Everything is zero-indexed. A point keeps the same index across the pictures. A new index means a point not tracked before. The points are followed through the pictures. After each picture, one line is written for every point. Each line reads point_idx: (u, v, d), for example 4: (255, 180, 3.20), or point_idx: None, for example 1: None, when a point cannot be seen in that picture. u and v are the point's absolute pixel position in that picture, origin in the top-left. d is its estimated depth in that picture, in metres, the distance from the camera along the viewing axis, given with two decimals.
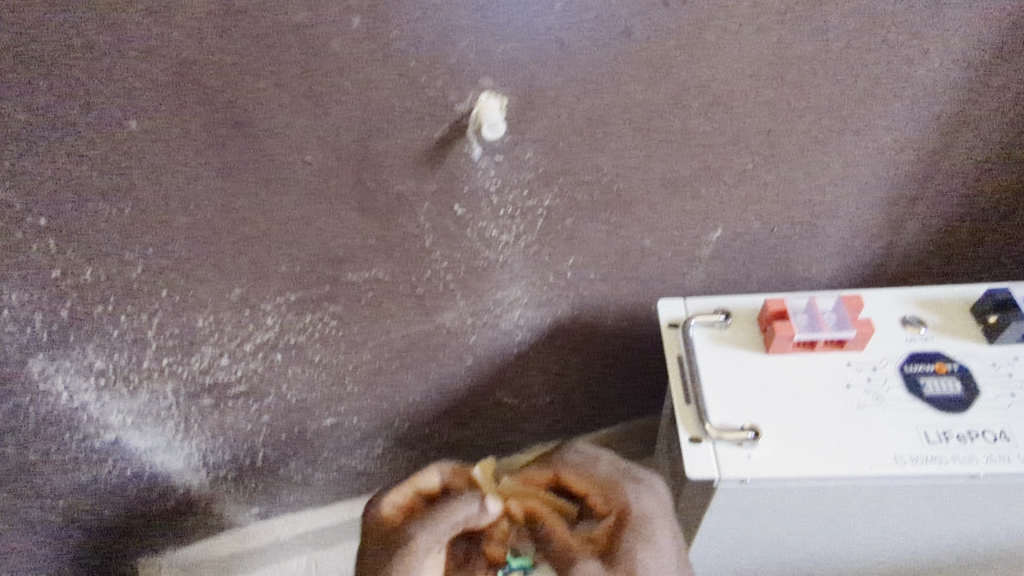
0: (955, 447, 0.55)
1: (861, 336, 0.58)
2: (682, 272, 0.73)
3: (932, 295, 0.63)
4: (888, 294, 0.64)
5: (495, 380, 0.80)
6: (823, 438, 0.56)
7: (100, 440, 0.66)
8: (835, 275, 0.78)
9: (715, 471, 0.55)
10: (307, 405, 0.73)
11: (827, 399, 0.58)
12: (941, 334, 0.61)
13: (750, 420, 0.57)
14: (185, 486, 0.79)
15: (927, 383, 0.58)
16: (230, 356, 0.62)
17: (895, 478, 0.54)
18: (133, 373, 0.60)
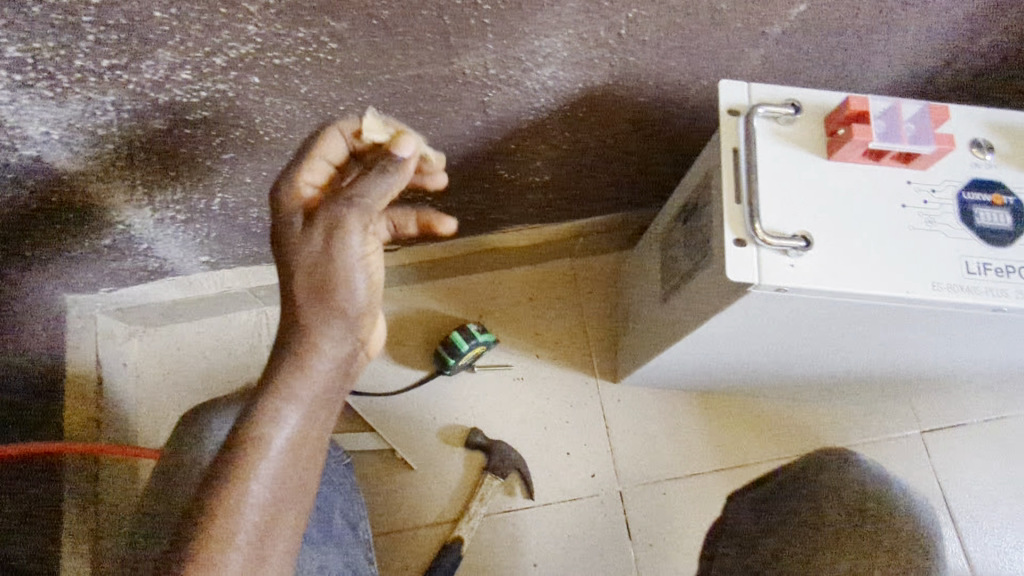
0: (994, 280, 0.50)
1: (937, 152, 0.50)
2: (743, 52, 0.62)
3: (1007, 120, 0.55)
4: (962, 111, 0.55)
5: (495, 147, 0.70)
6: (864, 256, 0.50)
7: (17, 155, 0.52)
8: (891, 84, 0.69)
9: (755, 276, 0.49)
10: (280, 147, 0.61)
11: (877, 217, 0.51)
12: (1006, 164, 0.54)
13: (801, 227, 0.50)
14: (124, 223, 0.67)
15: (980, 213, 0.52)
16: (194, 69, 0.48)
17: (924, 304, 0.50)
18: (61, 74, 0.45)
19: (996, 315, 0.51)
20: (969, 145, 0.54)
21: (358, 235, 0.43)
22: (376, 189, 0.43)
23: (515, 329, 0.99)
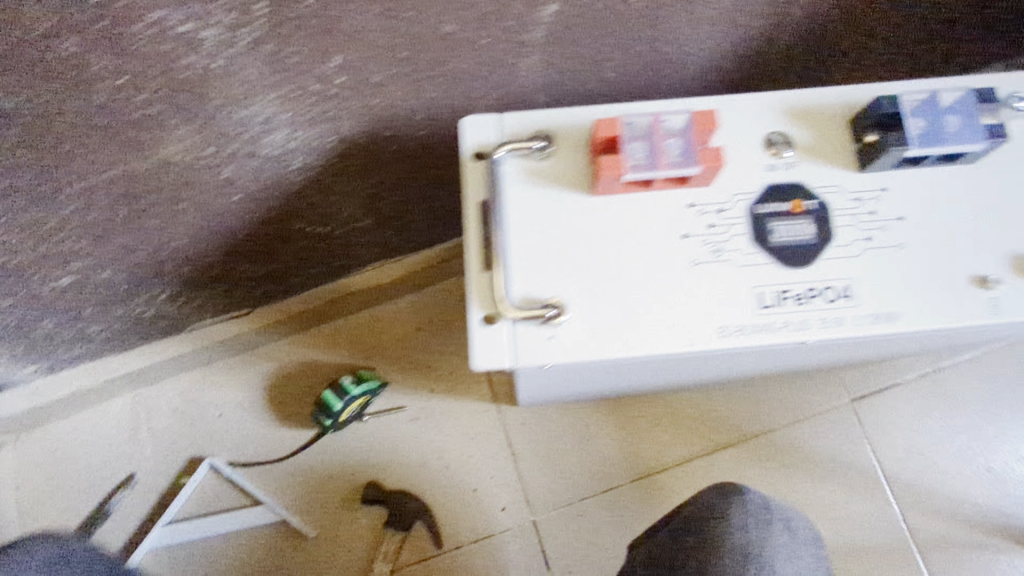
0: (792, 311, 0.43)
1: (704, 172, 0.42)
2: (512, 63, 0.52)
3: (808, 99, 0.46)
4: (753, 99, 0.47)
5: (284, 211, 0.62)
6: (638, 310, 0.43)
7: None
8: (717, 56, 0.60)
9: (511, 358, 0.43)
10: (15, 269, 0.54)
11: (652, 257, 0.44)
12: (809, 157, 0.45)
13: (557, 292, 0.43)
14: None
15: (777, 228, 0.44)
16: None
17: (713, 352, 0.43)
18: None
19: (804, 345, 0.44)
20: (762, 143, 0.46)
21: None
22: None
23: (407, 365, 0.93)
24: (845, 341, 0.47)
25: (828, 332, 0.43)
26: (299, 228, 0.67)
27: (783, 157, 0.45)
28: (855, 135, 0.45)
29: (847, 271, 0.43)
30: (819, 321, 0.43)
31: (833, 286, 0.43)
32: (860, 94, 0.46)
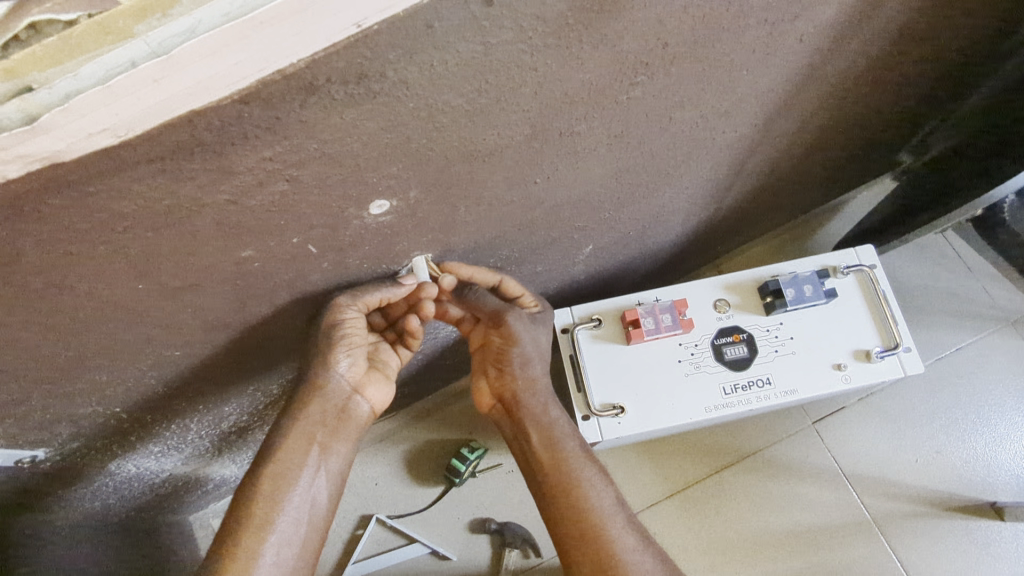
0: (685, 368, 0.92)
1: (596, 362, 0.93)
2: (337, 360, 0.76)
3: (603, 307, 0.96)
4: (573, 310, 0.96)
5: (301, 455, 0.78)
6: (652, 405, 0.91)
7: (218, 485, 1.17)
8: (530, 267, 0.95)
9: (601, 436, 0.91)
10: (197, 454, 0.98)
11: (635, 390, 0.92)
12: (611, 323, 0.95)
13: (614, 401, 0.92)
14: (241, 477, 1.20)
15: (636, 350, 0.93)
16: (161, 453, 0.90)
17: (685, 410, 0.91)
18: (118, 499, 0.98)
19: (699, 372, 0.92)
20: (578, 323, 0.95)
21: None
22: (39, 431, 0.66)
23: (476, 495, 1.39)
24: (726, 369, 0.92)
25: (698, 371, 0.92)
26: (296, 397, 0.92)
27: (597, 324, 0.95)
28: (619, 322, 0.95)
29: (675, 345, 0.93)
30: (693, 368, 0.92)
31: (682, 354, 0.93)
32: (617, 300, 0.96)
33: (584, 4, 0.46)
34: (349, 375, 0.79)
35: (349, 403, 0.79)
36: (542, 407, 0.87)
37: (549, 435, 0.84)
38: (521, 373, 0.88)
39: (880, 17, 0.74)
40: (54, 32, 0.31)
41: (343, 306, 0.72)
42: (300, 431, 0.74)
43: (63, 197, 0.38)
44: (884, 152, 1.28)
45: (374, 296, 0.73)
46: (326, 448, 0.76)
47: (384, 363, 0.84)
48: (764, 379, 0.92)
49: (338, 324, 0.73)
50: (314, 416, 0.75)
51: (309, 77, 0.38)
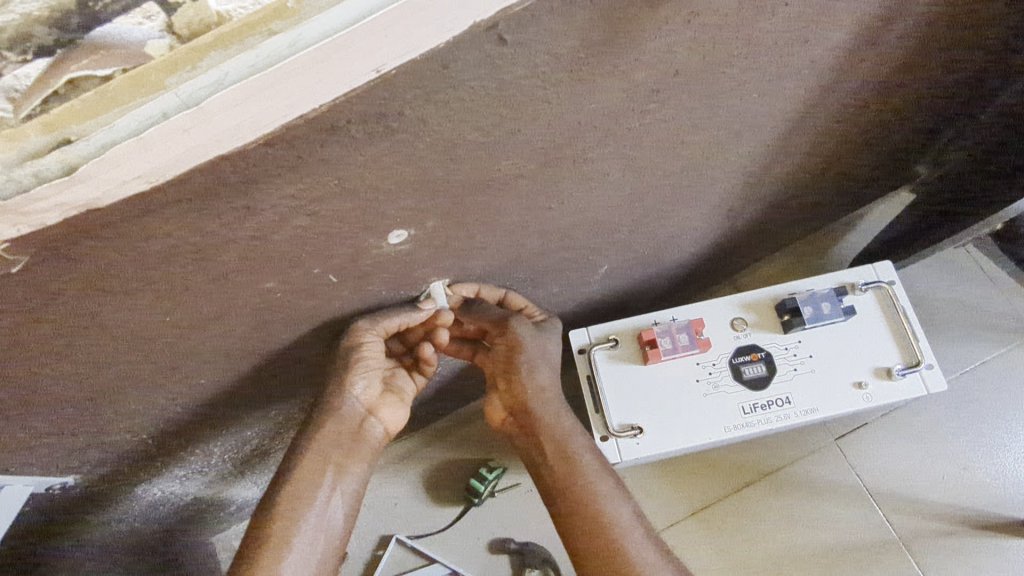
0: (704, 388, 0.92)
1: (614, 383, 0.93)
2: (353, 382, 0.77)
3: (620, 328, 0.96)
4: (590, 330, 0.97)
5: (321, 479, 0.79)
6: (671, 426, 0.91)
7: (241, 507, 1.18)
8: (546, 288, 0.96)
9: (620, 457, 0.91)
10: (220, 478, 0.99)
11: (654, 411, 0.92)
12: (628, 343, 0.95)
13: (633, 422, 0.92)
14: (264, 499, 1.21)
15: (655, 370, 0.93)
16: (185, 477, 0.91)
17: (705, 430, 0.91)
18: (142, 524, 0.99)
19: (718, 391, 0.92)
20: (594, 344, 0.95)
21: (22, 481, 0.67)
22: (70, 458, 0.68)
23: (495, 515, 1.39)
24: (745, 388, 0.92)
25: (717, 391, 0.92)
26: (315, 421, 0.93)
27: (614, 344, 0.95)
28: (636, 342, 0.95)
29: (693, 365, 0.93)
30: (712, 387, 0.92)
31: (700, 374, 0.93)
32: (634, 320, 0.96)
33: (595, 39, 0.47)
34: (364, 397, 0.80)
35: (365, 425, 0.80)
36: (554, 417, 0.86)
37: (563, 447, 0.84)
38: (529, 378, 0.87)
39: (891, 36, 0.74)
40: (90, 87, 0.33)
41: (361, 330, 0.73)
42: (317, 453, 0.75)
43: (96, 240, 0.40)
44: (900, 166, 1.27)
45: (393, 321, 0.75)
46: (342, 469, 0.76)
47: (400, 387, 0.84)
48: (784, 398, 0.92)
49: (357, 347, 0.74)
50: (330, 436, 0.76)
51: (331, 121, 0.40)
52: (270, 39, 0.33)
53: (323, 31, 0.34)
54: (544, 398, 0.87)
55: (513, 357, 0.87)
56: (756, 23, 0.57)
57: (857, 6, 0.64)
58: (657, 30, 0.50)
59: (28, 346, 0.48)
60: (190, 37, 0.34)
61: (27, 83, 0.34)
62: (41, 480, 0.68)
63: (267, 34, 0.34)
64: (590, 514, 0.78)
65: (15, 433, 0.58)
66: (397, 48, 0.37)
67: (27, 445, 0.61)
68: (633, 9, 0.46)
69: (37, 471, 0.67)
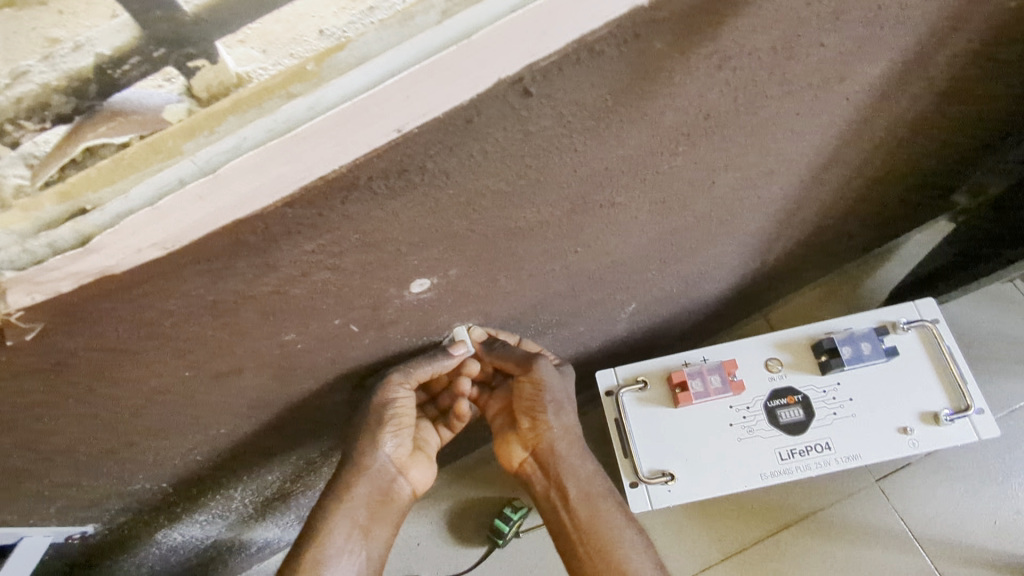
0: (739, 432, 0.88)
1: (642, 426, 0.90)
2: (381, 439, 0.75)
3: (649, 369, 0.93)
4: (618, 371, 0.94)
5: None
6: (704, 472, 0.87)
7: (264, 547, 1.17)
8: (573, 328, 0.93)
9: (650, 505, 0.88)
10: (241, 520, 0.98)
11: (686, 456, 0.88)
12: (657, 384, 0.92)
13: (665, 468, 0.88)
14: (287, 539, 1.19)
15: (687, 414, 0.90)
16: (205, 522, 0.90)
17: (741, 478, 0.87)
18: (162, 566, 0.98)
19: (752, 435, 0.88)
20: (622, 385, 0.92)
21: (41, 534, 0.65)
22: (89, 508, 0.67)
23: (520, 556, 1.35)
24: (782, 434, 0.88)
25: (753, 437, 0.88)
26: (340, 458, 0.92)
27: (643, 386, 0.92)
28: (666, 383, 0.92)
29: (727, 408, 0.90)
30: (747, 432, 0.88)
31: (735, 418, 0.89)
32: (664, 360, 0.93)
33: (624, 87, 0.46)
34: (395, 456, 0.78)
35: (394, 484, 0.77)
36: (575, 462, 0.83)
37: (587, 491, 0.81)
38: (560, 420, 0.84)
39: (929, 71, 0.71)
40: (107, 154, 0.32)
41: (394, 383, 0.72)
42: (343, 514, 0.71)
43: (113, 302, 0.39)
44: (938, 196, 1.23)
45: (424, 372, 0.73)
46: (369, 532, 0.72)
47: (426, 439, 0.83)
48: (824, 444, 0.87)
49: (389, 402, 0.73)
50: (359, 498, 0.73)
51: (351, 179, 0.39)
52: (288, 103, 0.32)
53: (342, 94, 0.33)
54: (573, 448, 0.84)
55: (539, 398, 0.83)
56: (791, 63, 0.55)
57: (896, 42, 0.62)
58: (686, 76, 0.49)
59: (45, 405, 0.47)
60: (209, 100, 0.32)
61: (46, 149, 0.32)
62: (61, 530, 0.67)
63: (286, 97, 0.32)
64: (611, 559, 0.75)
65: (36, 486, 0.57)
66: (418, 107, 0.36)
67: (45, 498, 0.60)
68: (664, 56, 0.45)
69: (56, 523, 0.66)
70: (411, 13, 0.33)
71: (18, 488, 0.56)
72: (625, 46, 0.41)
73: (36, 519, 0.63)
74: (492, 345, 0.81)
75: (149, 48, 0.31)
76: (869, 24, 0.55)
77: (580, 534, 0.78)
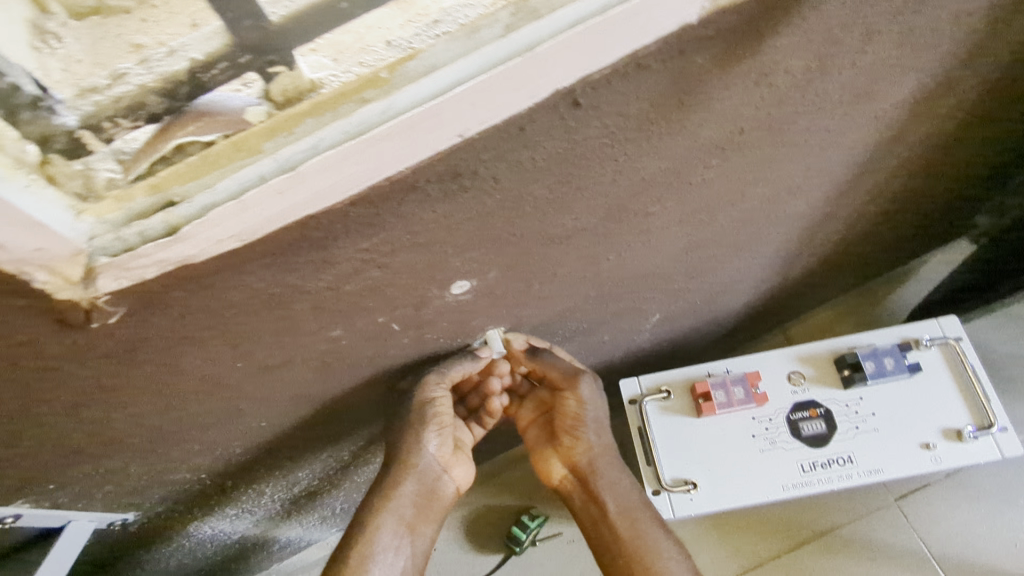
0: (762, 443, 0.89)
1: (666, 435, 0.91)
2: (423, 437, 0.78)
3: (671, 379, 0.95)
4: (642, 380, 0.95)
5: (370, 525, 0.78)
6: (727, 482, 0.88)
7: (288, 545, 1.19)
8: (598, 337, 0.95)
9: (672, 513, 0.89)
10: (270, 516, 1.00)
11: (710, 465, 0.89)
12: (681, 394, 0.94)
13: (687, 477, 0.89)
14: (309, 538, 1.22)
15: (711, 423, 0.91)
16: (237, 516, 0.93)
17: (765, 489, 0.88)
18: (193, 559, 1.01)
19: (776, 446, 0.89)
20: (646, 395, 0.93)
21: (85, 519, 0.68)
22: (131, 496, 0.69)
23: (536, 565, 1.36)
24: (804, 446, 0.89)
25: (775, 448, 0.89)
26: (366, 457, 0.95)
27: (666, 396, 0.93)
28: (688, 395, 0.93)
29: (750, 418, 0.91)
30: (770, 443, 0.89)
31: (758, 428, 0.90)
32: (688, 371, 0.95)
33: (665, 102, 0.48)
34: (439, 454, 0.81)
35: (438, 483, 0.81)
36: (608, 478, 0.86)
37: (616, 497, 0.83)
38: (594, 434, 0.88)
39: (955, 92, 0.73)
40: (195, 151, 0.34)
41: (431, 384, 0.74)
42: (391, 513, 0.74)
43: (186, 290, 0.42)
44: (961, 216, 1.24)
45: (457, 371, 0.75)
46: (414, 529, 0.76)
47: (462, 438, 0.86)
48: (846, 457, 0.88)
49: (428, 403, 0.75)
50: (406, 496, 0.76)
51: (411, 179, 0.42)
52: (361, 107, 0.35)
53: (412, 99, 0.36)
54: (599, 451, 0.87)
55: (577, 409, 0.87)
56: (824, 82, 0.57)
57: (925, 63, 0.63)
58: (723, 92, 0.51)
59: (108, 390, 0.49)
60: (285, 104, 0.34)
61: (136, 146, 0.33)
62: (104, 515, 0.70)
63: (359, 102, 0.35)
64: (642, 562, 0.77)
65: (88, 471, 0.60)
66: (479, 115, 0.39)
67: (94, 483, 0.63)
68: (705, 72, 0.47)
69: (101, 508, 0.68)
70: (477, 26, 0.35)
71: (72, 471, 0.59)
72: (669, 62, 0.44)
73: (83, 504, 0.66)
74: (533, 354, 0.83)
75: (237, 54, 0.32)
76: (901, 45, 0.57)
77: (611, 539, 0.81)
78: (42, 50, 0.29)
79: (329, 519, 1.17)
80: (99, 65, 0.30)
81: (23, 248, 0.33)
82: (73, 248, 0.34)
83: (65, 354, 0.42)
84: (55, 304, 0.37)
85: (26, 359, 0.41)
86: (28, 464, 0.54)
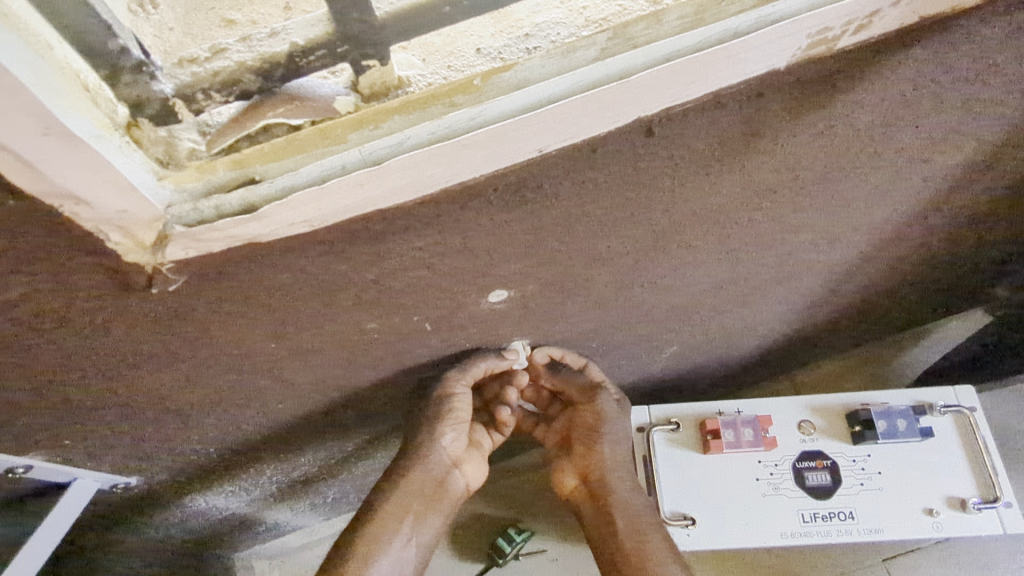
0: (765, 487, 0.89)
1: (671, 467, 0.91)
2: (439, 431, 0.78)
3: (681, 412, 0.94)
4: (652, 410, 0.95)
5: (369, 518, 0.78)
6: (727, 522, 0.88)
7: (275, 528, 1.18)
8: (614, 361, 0.95)
9: None
10: (264, 497, 1.00)
11: (712, 503, 0.89)
12: (688, 428, 0.93)
13: (687, 512, 0.89)
14: (297, 523, 1.21)
15: (716, 461, 0.91)
16: (234, 493, 0.92)
17: (765, 536, 0.87)
18: (184, 530, 1.00)
19: (778, 492, 0.89)
20: (655, 425, 0.93)
21: (88, 480, 0.68)
22: (140, 461, 0.69)
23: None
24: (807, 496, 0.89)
25: (776, 492, 0.89)
26: (370, 450, 0.95)
27: (675, 428, 0.93)
28: (695, 429, 0.93)
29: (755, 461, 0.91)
30: (772, 488, 0.89)
31: (762, 471, 0.90)
32: (699, 406, 0.95)
33: (732, 141, 0.48)
34: (452, 448, 0.80)
35: (448, 478, 0.80)
36: (628, 495, 0.83)
37: (634, 523, 0.81)
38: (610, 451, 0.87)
39: (1003, 165, 0.74)
40: (281, 133, 0.34)
41: (453, 379, 0.75)
42: (399, 500, 0.74)
43: (242, 268, 0.42)
44: (983, 286, 1.24)
45: (480, 368, 0.76)
46: (421, 518, 0.75)
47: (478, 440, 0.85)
48: (848, 512, 0.88)
49: (449, 398, 0.76)
50: (416, 485, 0.76)
51: (479, 186, 0.42)
52: (450, 111, 0.35)
53: (501, 110, 0.36)
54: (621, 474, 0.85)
55: (597, 425, 0.87)
56: (883, 139, 0.58)
57: (982, 134, 0.64)
58: (788, 138, 0.51)
59: (144, 354, 0.49)
60: (372, 98, 0.34)
61: (221, 120, 0.33)
62: (110, 476, 0.70)
63: (449, 106, 0.35)
64: None
65: (105, 431, 0.60)
66: (560, 132, 0.39)
67: (108, 444, 0.63)
68: (775, 117, 0.47)
69: (109, 469, 0.68)
70: (574, 47, 0.35)
71: (90, 429, 0.59)
72: (747, 102, 0.44)
73: (92, 463, 0.66)
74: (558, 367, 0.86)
75: (337, 44, 0.31)
76: (964, 114, 0.58)
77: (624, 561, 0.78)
78: (139, 14, 0.29)
79: (317, 507, 1.16)
80: (196, 38, 0.30)
81: (107, 207, 0.33)
82: (154, 213, 0.35)
83: (115, 314, 0.43)
84: (120, 263, 0.38)
85: (78, 315, 0.42)
86: (52, 418, 0.54)
